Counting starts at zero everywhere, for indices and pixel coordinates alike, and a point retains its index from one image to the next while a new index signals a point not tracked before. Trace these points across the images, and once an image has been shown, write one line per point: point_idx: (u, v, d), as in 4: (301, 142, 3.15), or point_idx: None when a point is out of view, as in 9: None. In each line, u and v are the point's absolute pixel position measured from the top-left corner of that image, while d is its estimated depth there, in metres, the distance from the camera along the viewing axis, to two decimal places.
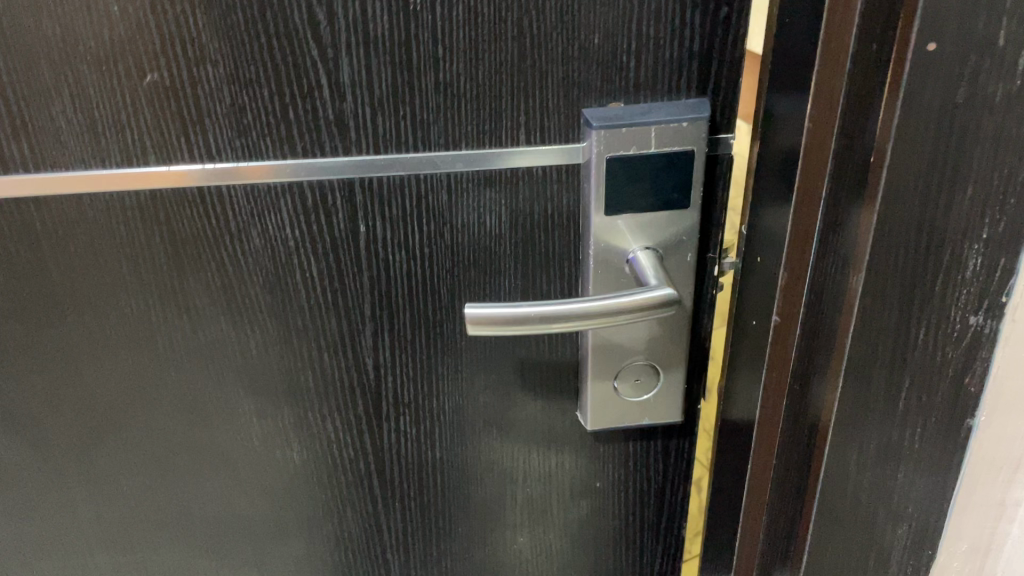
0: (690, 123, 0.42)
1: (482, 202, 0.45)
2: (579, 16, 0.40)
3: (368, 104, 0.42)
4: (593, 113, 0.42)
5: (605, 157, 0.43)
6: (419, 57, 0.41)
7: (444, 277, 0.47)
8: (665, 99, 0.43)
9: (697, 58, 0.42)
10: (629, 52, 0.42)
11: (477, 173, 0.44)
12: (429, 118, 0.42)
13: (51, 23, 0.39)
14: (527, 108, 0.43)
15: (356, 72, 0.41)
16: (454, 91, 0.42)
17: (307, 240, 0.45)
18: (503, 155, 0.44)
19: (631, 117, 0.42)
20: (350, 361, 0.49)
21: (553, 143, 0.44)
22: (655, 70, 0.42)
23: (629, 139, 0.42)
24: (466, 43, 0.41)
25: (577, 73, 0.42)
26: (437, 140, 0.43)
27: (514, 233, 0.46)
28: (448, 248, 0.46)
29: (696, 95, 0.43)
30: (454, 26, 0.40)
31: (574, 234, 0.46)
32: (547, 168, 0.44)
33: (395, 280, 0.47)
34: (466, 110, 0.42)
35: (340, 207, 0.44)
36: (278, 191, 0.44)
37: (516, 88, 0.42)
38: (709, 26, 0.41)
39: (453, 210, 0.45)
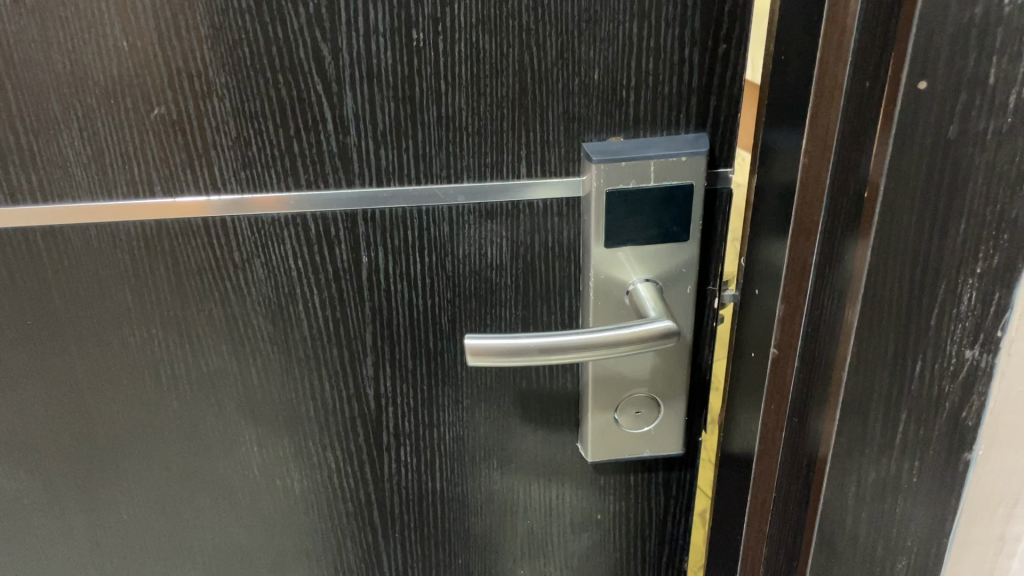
0: (688, 157, 0.43)
1: (483, 234, 0.45)
2: (579, 53, 0.41)
3: (372, 137, 0.42)
4: (593, 147, 0.43)
5: (604, 191, 0.43)
6: (422, 92, 0.42)
7: (445, 307, 0.47)
8: (664, 133, 0.44)
9: (696, 93, 0.43)
10: (629, 87, 0.42)
11: (478, 205, 0.45)
12: (431, 150, 0.43)
13: (62, 58, 0.40)
14: (528, 142, 0.43)
15: (360, 106, 0.42)
16: (456, 125, 0.43)
17: (309, 271, 0.46)
18: (504, 187, 0.44)
19: (631, 150, 0.43)
20: (352, 391, 0.50)
21: (553, 177, 0.44)
22: (654, 105, 0.43)
23: (628, 172, 0.43)
24: (468, 78, 0.41)
25: (577, 108, 0.43)
26: (439, 173, 0.44)
27: (515, 265, 0.46)
28: (448, 279, 0.47)
29: (695, 130, 0.44)
30: (456, 62, 0.41)
31: (574, 266, 0.47)
32: (547, 201, 0.45)
33: (396, 310, 0.47)
34: (468, 143, 0.43)
35: (342, 238, 0.45)
36: (282, 223, 0.44)
37: (517, 122, 0.43)
38: (707, 62, 0.42)
39: (454, 241, 0.46)
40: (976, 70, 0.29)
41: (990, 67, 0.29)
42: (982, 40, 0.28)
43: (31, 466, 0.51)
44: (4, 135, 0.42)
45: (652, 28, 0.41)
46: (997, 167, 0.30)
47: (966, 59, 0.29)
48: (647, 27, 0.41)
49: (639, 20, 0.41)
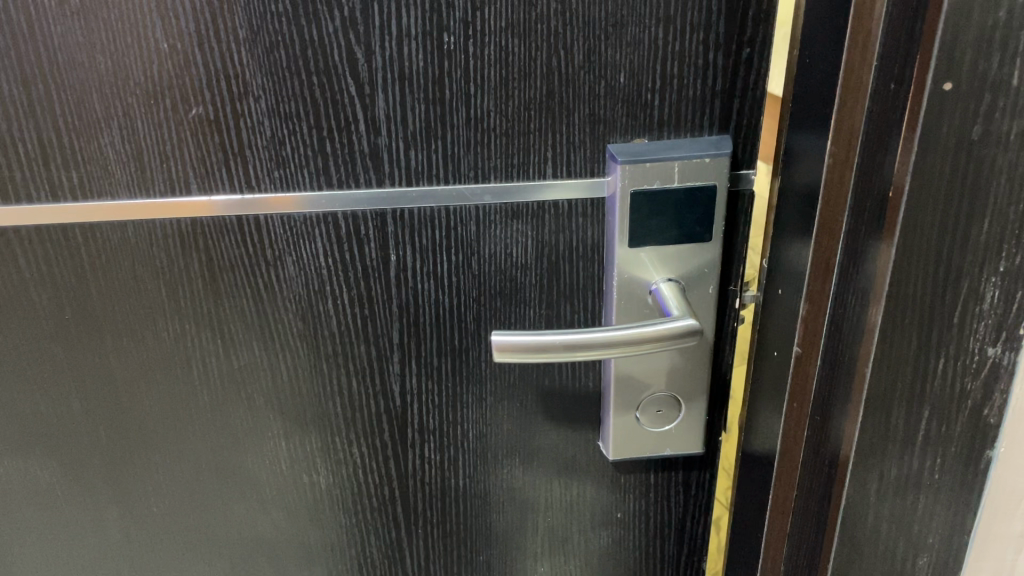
0: (712, 159, 0.44)
1: (509, 233, 0.46)
2: (606, 56, 0.42)
3: (402, 138, 0.43)
4: (618, 148, 0.44)
5: (629, 191, 0.44)
6: (452, 94, 0.43)
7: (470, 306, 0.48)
8: (688, 136, 0.45)
9: (719, 96, 0.44)
10: (654, 90, 0.43)
11: (505, 206, 0.46)
12: (459, 151, 0.44)
13: (104, 59, 0.41)
14: (554, 144, 0.44)
15: (391, 107, 0.43)
16: (485, 126, 0.43)
17: (339, 269, 0.47)
18: (530, 188, 0.45)
19: (655, 152, 0.44)
20: (377, 388, 0.50)
21: (578, 178, 0.45)
22: (679, 108, 0.44)
23: (653, 173, 0.44)
24: (497, 80, 0.42)
25: (603, 110, 0.44)
26: (467, 173, 0.45)
27: (540, 264, 0.47)
28: (474, 278, 0.47)
29: (718, 132, 0.44)
30: (485, 64, 0.42)
31: (597, 266, 0.48)
32: (572, 202, 0.46)
33: (422, 308, 0.48)
34: (496, 145, 0.44)
35: (371, 237, 0.46)
36: (313, 221, 0.45)
37: (544, 124, 0.44)
38: (731, 66, 0.43)
39: (481, 241, 0.46)
40: (999, 72, 0.30)
41: (1014, 68, 0.29)
42: (1005, 43, 0.29)
43: (64, 459, 0.52)
44: (47, 135, 0.43)
45: (678, 32, 0.42)
46: (1019, 166, 0.31)
47: (990, 61, 0.30)
48: (672, 32, 0.42)
49: (664, 25, 0.42)
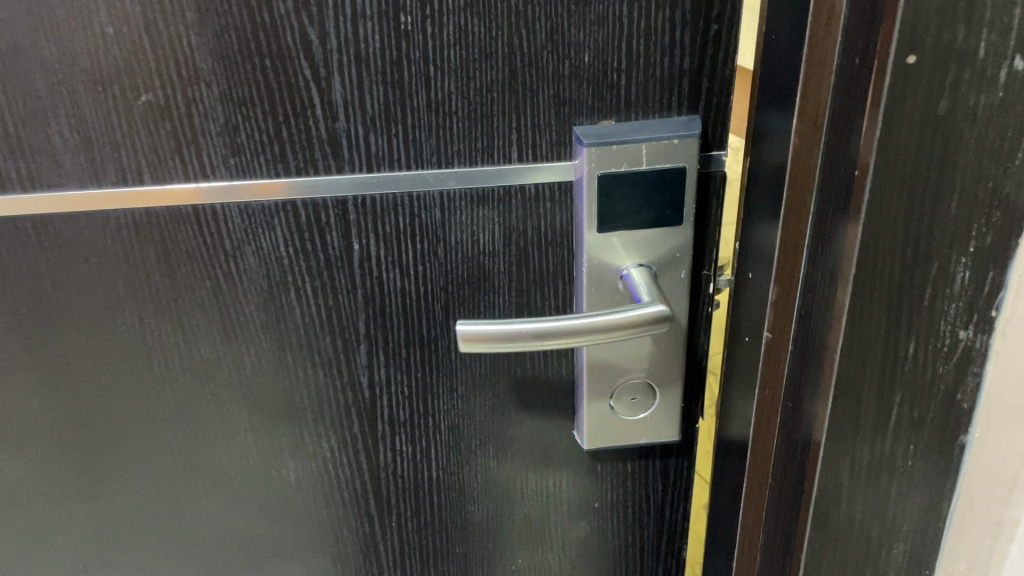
0: (681, 140, 0.43)
1: (475, 219, 0.45)
2: (569, 35, 0.41)
3: (360, 123, 0.42)
4: (585, 130, 0.43)
5: (597, 174, 0.43)
6: (410, 76, 0.41)
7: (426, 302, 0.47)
8: (657, 116, 0.43)
9: (687, 75, 0.42)
10: (619, 70, 0.42)
11: (469, 191, 0.44)
12: (421, 135, 0.43)
13: (47, 44, 0.40)
14: (518, 127, 0.43)
15: (348, 91, 0.41)
16: (446, 109, 0.42)
17: (300, 258, 0.45)
18: (496, 172, 0.44)
19: (623, 133, 0.43)
20: (345, 379, 0.49)
21: (545, 161, 0.44)
22: (646, 87, 0.43)
23: (620, 155, 0.43)
24: (457, 62, 0.41)
25: (568, 91, 0.42)
26: (430, 158, 0.43)
27: (508, 250, 0.46)
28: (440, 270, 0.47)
29: (687, 113, 0.43)
30: (444, 44, 0.41)
31: (567, 251, 0.46)
32: (539, 186, 0.45)
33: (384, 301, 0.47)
34: (458, 129, 0.43)
35: (333, 225, 0.45)
36: (271, 210, 0.44)
37: (507, 106, 0.42)
38: (699, 43, 0.42)
39: (447, 227, 0.45)
40: (966, 42, 0.28)
41: (980, 40, 0.28)
42: (971, 11, 0.28)
43: (27, 458, 0.51)
44: None
45: (642, 9, 0.41)
46: (987, 141, 0.29)
47: (955, 30, 0.28)
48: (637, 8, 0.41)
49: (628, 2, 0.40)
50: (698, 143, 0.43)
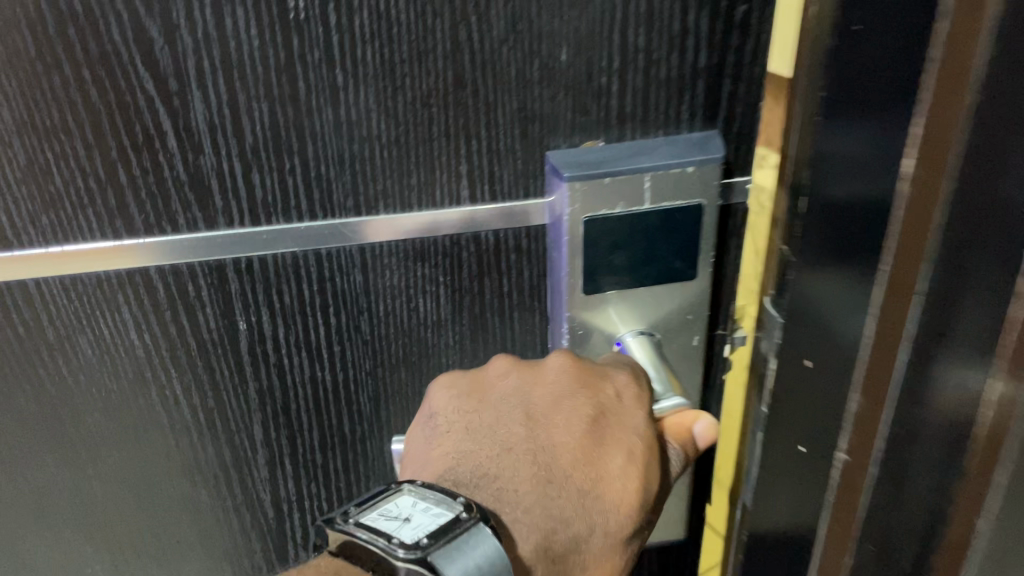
0: (697, 168, 0.31)
1: (411, 281, 0.33)
2: (538, 23, 0.28)
3: (237, 157, 0.29)
4: (562, 157, 0.30)
5: (581, 220, 0.31)
6: (308, 87, 0.28)
7: (421, 429, 0.31)
8: (660, 134, 0.31)
9: (703, 76, 0.30)
10: (610, 71, 0.30)
11: (402, 245, 0.32)
12: (328, 171, 0.29)
13: None
14: (468, 154, 0.30)
15: (214, 112, 0.28)
16: (362, 134, 0.29)
17: (162, 347, 0.32)
18: (439, 219, 0.31)
19: (616, 161, 0.30)
20: (239, 496, 0.36)
21: (507, 200, 0.32)
22: (646, 95, 0.30)
23: (613, 191, 0.30)
24: (377, 65, 0.28)
25: (537, 103, 0.30)
26: (343, 202, 0.30)
27: (459, 319, 0.34)
28: (540, 396, 0.30)
29: (701, 127, 0.31)
30: (356, 40, 0.27)
31: (538, 316, 0.34)
32: (499, 232, 0.32)
33: (456, 444, 0.30)
34: (382, 160, 0.30)
35: (207, 301, 0.31)
36: (112, 285, 0.30)
37: (452, 126, 0.30)
38: (721, 31, 0.29)
39: (372, 294, 0.33)
40: None
41: None
42: None
43: None
44: None
45: None
46: None
47: None
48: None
49: None
50: (719, 170, 0.31)
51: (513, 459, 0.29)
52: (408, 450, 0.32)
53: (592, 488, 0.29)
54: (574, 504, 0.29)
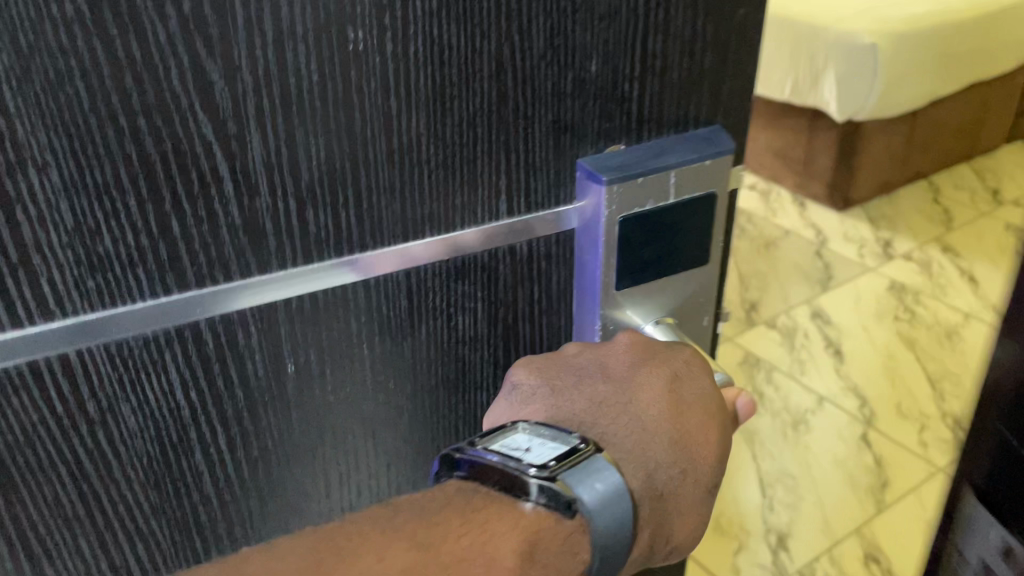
0: (711, 161, 0.33)
1: (453, 300, 0.33)
2: (572, 38, 0.30)
3: (293, 195, 0.28)
4: (595, 163, 0.32)
5: (617, 219, 0.33)
6: (364, 118, 0.28)
7: (502, 401, 0.31)
8: (672, 132, 0.34)
9: (707, 76, 0.33)
10: (633, 78, 0.31)
11: (446, 265, 0.32)
12: (380, 200, 0.29)
13: None
14: (508, 169, 0.31)
15: (273, 151, 0.27)
16: (413, 158, 0.29)
17: (208, 403, 0.30)
18: (482, 235, 0.32)
19: (643, 161, 0.32)
20: None
21: (541, 209, 0.33)
22: (661, 98, 0.32)
23: (644, 190, 0.32)
24: (428, 90, 0.28)
25: (569, 114, 0.31)
26: (393, 229, 0.30)
27: (494, 332, 0.35)
28: (615, 361, 0.31)
29: (705, 123, 0.34)
30: (410, 66, 0.27)
31: (563, 317, 0.36)
32: (533, 242, 0.33)
33: (547, 403, 0.31)
34: (431, 183, 0.30)
35: (257, 347, 0.30)
36: (159, 345, 0.28)
37: (495, 144, 0.30)
38: (722, 34, 0.32)
39: (416, 319, 0.33)
40: None
41: None
42: None
43: None
44: None
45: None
46: None
47: None
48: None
49: None
50: (726, 161, 0.34)
51: (607, 413, 0.30)
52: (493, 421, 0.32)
53: (683, 441, 0.30)
54: (666, 455, 0.29)
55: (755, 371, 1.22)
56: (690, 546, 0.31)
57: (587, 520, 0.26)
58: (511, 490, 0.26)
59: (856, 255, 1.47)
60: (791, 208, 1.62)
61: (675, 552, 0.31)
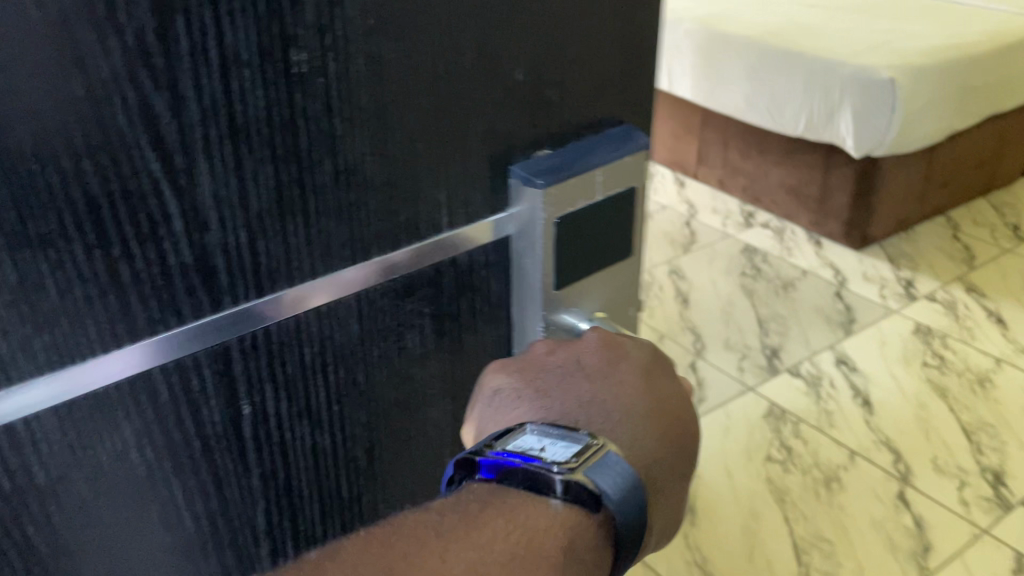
0: (631, 156, 0.35)
1: (401, 318, 0.33)
2: (499, 49, 0.30)
3: (244, 224, 0.27)
4: (529, 168, 0.33)
5: (555, 221, 0.33)
6: (309, 140, 0.27)
7: (483, 402, 0.35)
8: (591, 133, 0.35)
9: (616, 79, 0.35)
10: (553, 85, 0.33)
11: (394, 284, 0.32)
12: (329, 224, 0.29)
13: None
14: (447, 181, 0.31)
15: (223, 181, 0.26)
16: (358, 179, 0.29)
17: (165, 458, 0.28)
18: (429, 250, 0.32)
19: (572, 161, 0.33)
20: None
21: (479, 219, 0.33)
22: (579, 102, 0.34)
23: (577, 189, 0.33)
24: (370, 107, 0.28)
25: (500, 122, 0.32)
26: (342, 252, 0.30)
27: (439, 345, 0.35)
28: (591, 360, 0.35)
29: (617, 124, 0.36)
30: (353, 85, 0.27)
31: (500, 323, 0.37)
32: (472, 252, 0.34)
33: (535, 404, 0.34)
34: (376, 202, 0.30)
35: (213, 390, 0.29)
36: (112, 402, 0.26)
37: (432, 157, 0.30)
38: (629, 38, 0.34)
39: (367, 341, 0.32)
40: None
41: None
42: None
43: None
44: None
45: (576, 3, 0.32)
46: None
47: None
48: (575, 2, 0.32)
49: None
50: (642, 156, 0.36)
51: (593, 408, 0.34)
52: (478, 425, 0.35)
53: (667, 433, 0.33)
54: (655, 444, 0.33)
55: (785, 437, 1.03)
56: (670, 536, 0.34)
57: (617, 513, 0.29)
58: (539, 489, 0.29)
59: (879, 297, 1.28)
60: (769, 241, 1.45)
61: (660, 541, 0.34)
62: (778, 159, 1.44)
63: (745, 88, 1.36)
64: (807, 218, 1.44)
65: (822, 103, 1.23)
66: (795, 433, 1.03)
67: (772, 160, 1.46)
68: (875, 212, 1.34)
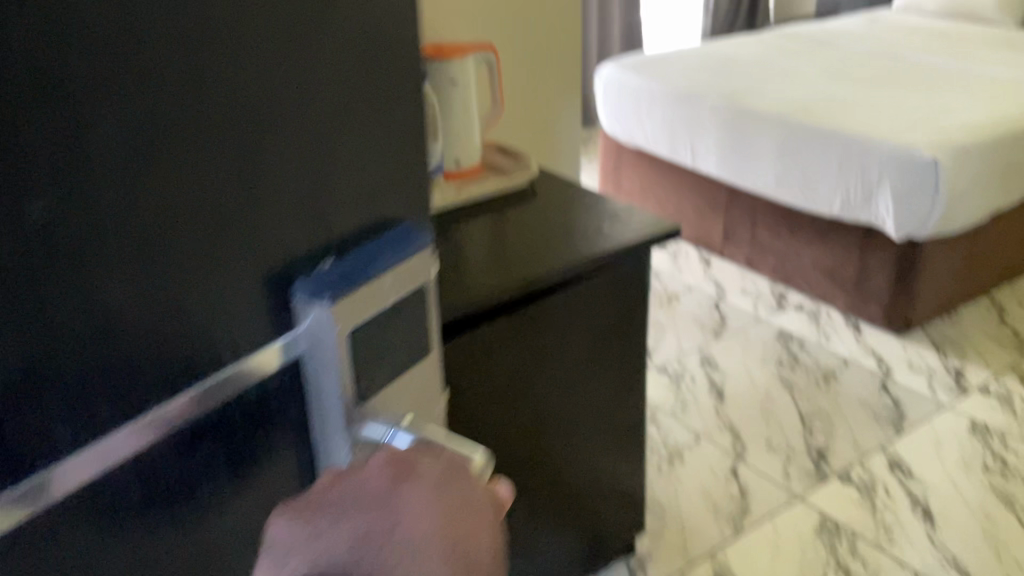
0: (417, 255, 0.30)
1: (192, 466, 0.26)
2: (274, 122, 0.25)
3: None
4: (310, 287, 0.27)
5: (346, 337, 0.28)
6: (65, 237, 0.21)
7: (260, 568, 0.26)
8: (369, 236, 0.30)
9: (396, 168, 0.30)
10: (329, 172, 0.28)
11: (184, 425, 0.25)
12: (93, 352, 0.22)
13: None
14: (223, 294, 0.25)
15: None
16: (131, 292, 0.23)
17: None
18: (210, 385, 0.26)
19: (357, 274, 0.28)
20: None
21: (266, 342, 0.27)
22: (354, 197, 0.29)
23: (362, 301, 0.28)
24: (135, 194, 0.22)
25: (273, 219, 0.26)
26: (114, 392, 0.23)
27: (239, 489, 0.29)
28: (373, 483, 0.27)
29: (394, 222, 0.31)
30: (110, 163, 0.21)
31: (298, 452, 0.31)
32: (262, 379, 0.28)
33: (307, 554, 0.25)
34: (146, 322, 0.23)
35: None
36: None
37: (211, 261, 0.25)
38: (406, 120, 0.30)
39: (156, 498, 0.26)
40: None
41: None
42: None
43: None
44: None
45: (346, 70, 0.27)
46: None
47: None
48: (345, 40, 0.27)
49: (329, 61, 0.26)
50: (429, 251, 0.31)
51: (377, 547, 0.25)
52: None
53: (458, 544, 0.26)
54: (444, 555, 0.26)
55: (877, 491, 0.83)
56: None
57: None
58: None
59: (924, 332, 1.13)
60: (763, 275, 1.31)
61: None
62: (801, 246, 1.22)
63: (719, 147, 1.27)
64: (839, 299, 1.19)
65: (839, 180, 1.10)
66: (881, 465, 0.86)
67: (744, 213, 1.30)
68: (923, 295, 1.10)
